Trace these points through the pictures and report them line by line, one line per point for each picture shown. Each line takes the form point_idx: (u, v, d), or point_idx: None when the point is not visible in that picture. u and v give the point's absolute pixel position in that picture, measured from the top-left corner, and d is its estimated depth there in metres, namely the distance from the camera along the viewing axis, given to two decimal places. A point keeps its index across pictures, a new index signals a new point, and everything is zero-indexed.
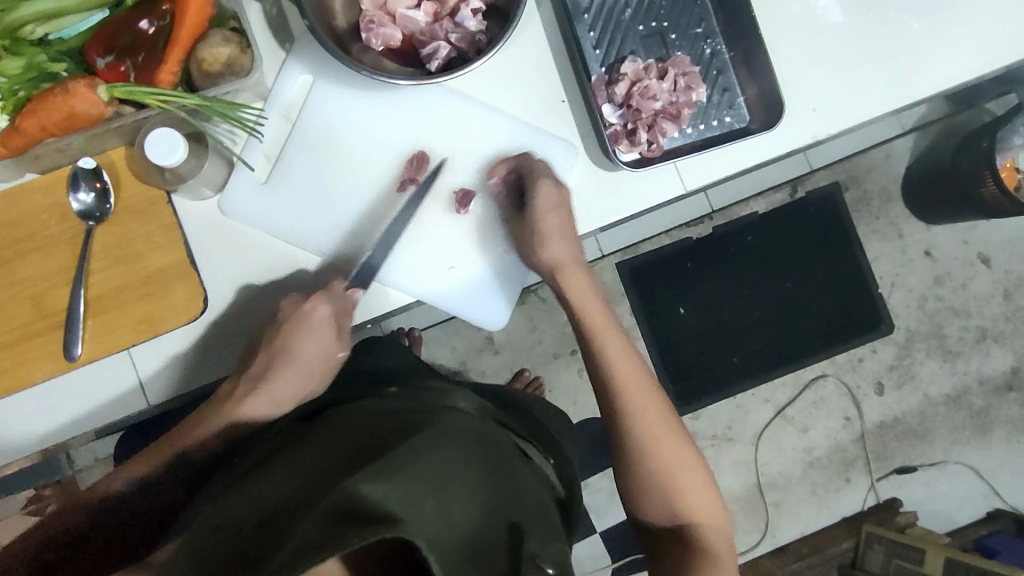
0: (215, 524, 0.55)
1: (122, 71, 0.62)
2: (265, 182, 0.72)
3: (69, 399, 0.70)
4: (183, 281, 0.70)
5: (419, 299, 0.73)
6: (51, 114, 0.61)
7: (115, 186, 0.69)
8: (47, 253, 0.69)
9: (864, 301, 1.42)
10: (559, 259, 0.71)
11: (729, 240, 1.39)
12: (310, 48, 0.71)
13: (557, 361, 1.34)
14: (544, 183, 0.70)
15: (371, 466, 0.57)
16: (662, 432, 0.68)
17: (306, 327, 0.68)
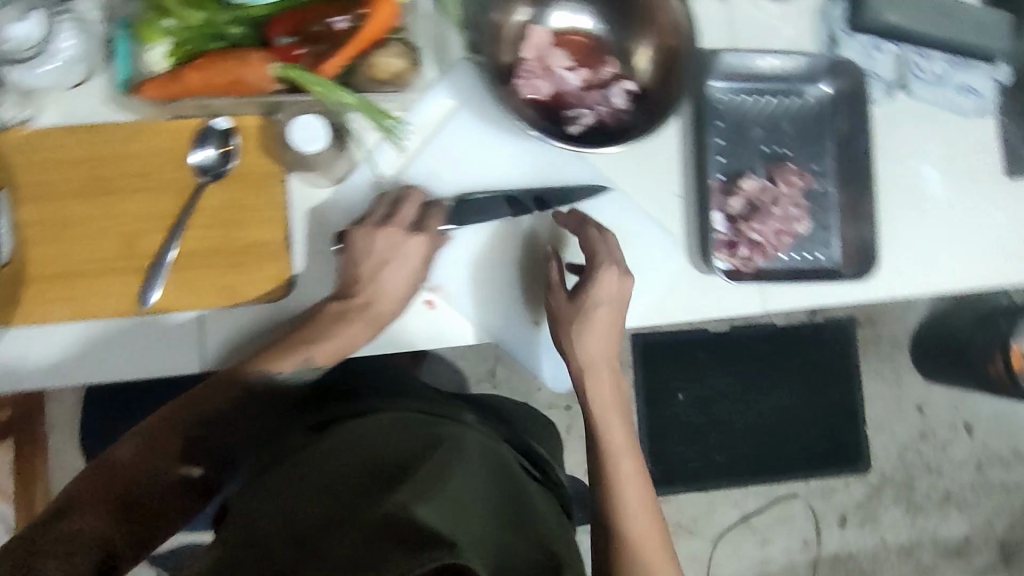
0: (251, 535, 0.55)
1: (297, 54, 0.63)
2: (381, 189, 0.72)
3: (122, 343, 0.68)
4: (274, 260, 0.70)
5: (496, 341, 0.75)
6: (218, 76, 0.61)
7: (239, 151, 0.69)
8: (151, 195, 0.68)
9: (850, 436, 1.46)
10: (595, 354, 0.72)
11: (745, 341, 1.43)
12: (463, 80, 0.74)
13: (551, 412, 1.36)
14: (609, 271, 0.70)
15: (407, 488, 0.57)
16: (654, 558, 0.67)
17: (400, 259, 0.68)
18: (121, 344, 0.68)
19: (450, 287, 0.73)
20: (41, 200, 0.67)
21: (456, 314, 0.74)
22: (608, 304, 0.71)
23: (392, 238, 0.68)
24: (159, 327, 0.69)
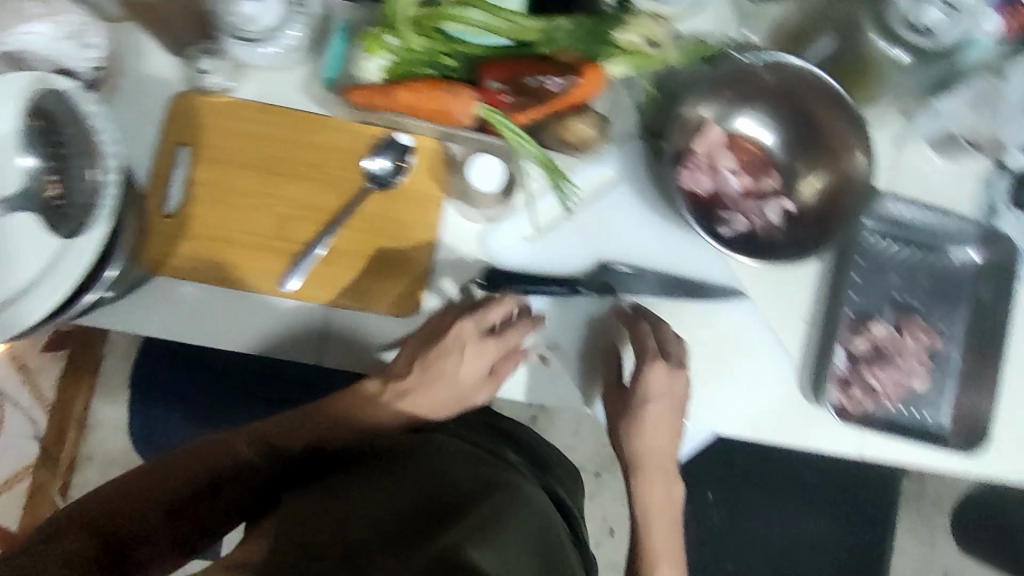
0: (298, 544, 0.51)
1: (500, 99, 0.64)
2: (528, 240, 0.73)
3: (251, 316, 0.70)
4: (414, 279, 0.71)
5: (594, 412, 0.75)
6: (427, 104, 0.62)
7: (410, 169, 0.71)
8: (315, 187, 0.70)
9: None
10: (651, 452, 0.72)
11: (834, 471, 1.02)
12: (630, 157, 0.75)
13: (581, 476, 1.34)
14: (659, 367, 0.69)
15: (464, 518, 0.52)
16: None
17: (495, 339, 0.69)
18: (250, 317, 0.70)
19: (566, 348, 0.73)
20: (215, 164, 0.70)
21: (566, 377, 0.73)
22: (658, 401, 0.70)
23: (468, 335, 0.69)
24: (288, 310, 0.70)
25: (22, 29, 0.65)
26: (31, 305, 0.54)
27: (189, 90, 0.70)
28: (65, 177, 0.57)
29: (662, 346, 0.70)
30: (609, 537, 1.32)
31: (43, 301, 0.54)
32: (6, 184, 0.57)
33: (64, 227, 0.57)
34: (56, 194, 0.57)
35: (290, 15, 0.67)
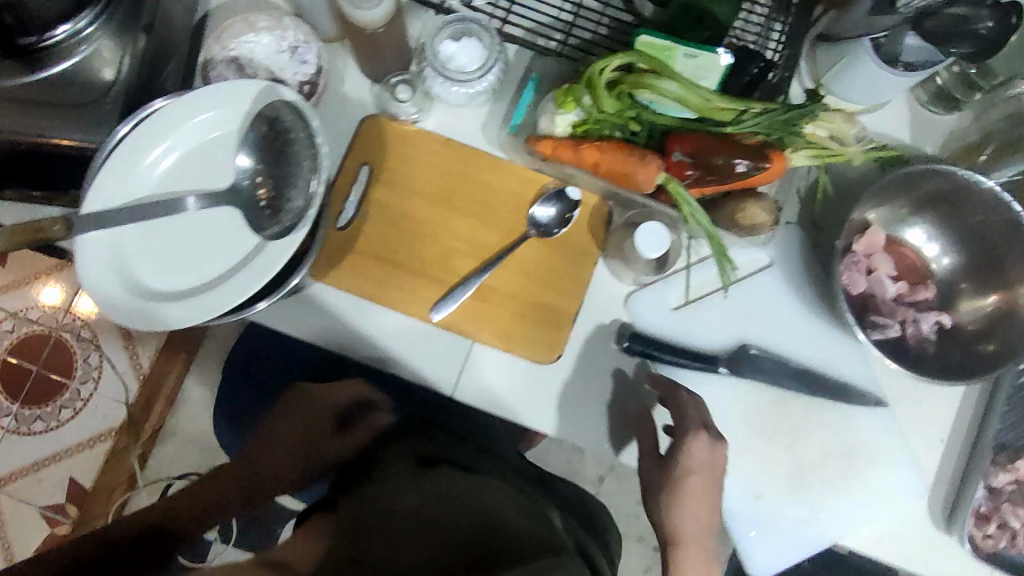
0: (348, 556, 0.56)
1: (684, 173, 0.65)
2: (673, 309, 0.73)
3: (396, 337, 0.72)
4: (558, 328, 0.72)
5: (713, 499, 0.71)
6: (614, 165, 0.64)
7: (573, 222, 0.73)
8: (481, 224, 0.73)
9: None
10: (695, 530, 0.67)
11: None
12: (788, 244, 0.73)
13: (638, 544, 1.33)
14: (699, 440, 0.65)
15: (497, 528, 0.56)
16: None
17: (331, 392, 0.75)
18: (396, 338, 0.72)
19: (695, 427, 0.71)
20: (390, 186, 0.73)
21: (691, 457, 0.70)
22: (699, 476, 0.65)
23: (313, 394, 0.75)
24: (433, 337, 0.72)
25: (248, 37, 0.72)
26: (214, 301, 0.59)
27: (379, 113, 0.75)
28: (272, 183, 0.61)
29: (700, 421, 0.66)
30: None
31: (225, 298, 0.59)
32: (223, 176, 0.62)
33: (259, 226, 0.61)
34: (264, 194, 0.61)
35: (493, 63, 0.69)
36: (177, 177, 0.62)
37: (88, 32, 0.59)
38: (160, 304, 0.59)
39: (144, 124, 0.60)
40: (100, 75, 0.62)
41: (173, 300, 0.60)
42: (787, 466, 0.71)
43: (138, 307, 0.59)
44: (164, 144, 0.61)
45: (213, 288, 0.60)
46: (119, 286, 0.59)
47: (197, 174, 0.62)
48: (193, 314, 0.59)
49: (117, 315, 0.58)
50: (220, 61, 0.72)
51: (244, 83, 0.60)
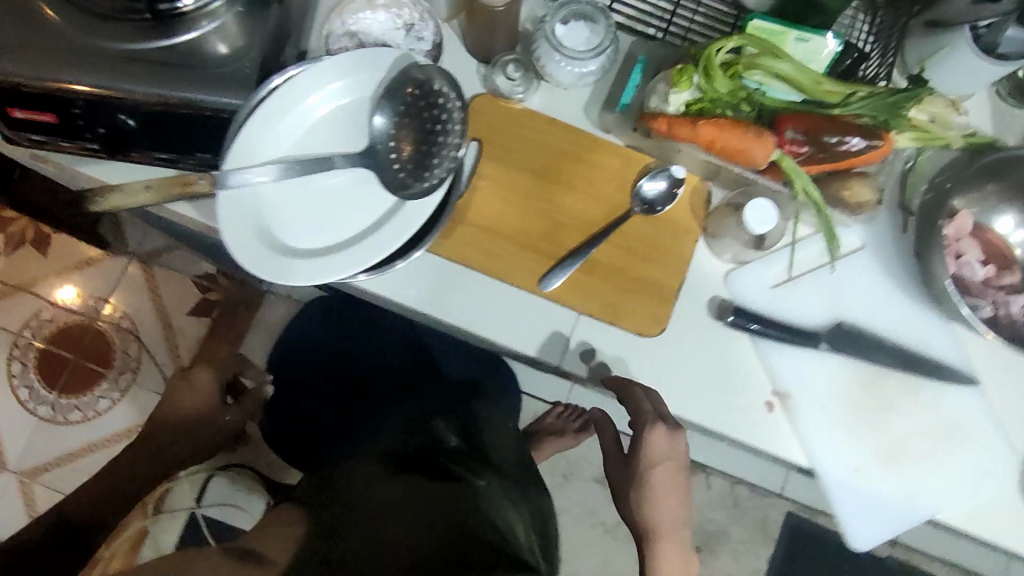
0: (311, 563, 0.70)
1: (797, 151, 0.67)
2: (771, 287, 0.75)
3: (502, 308, 0.73)
4: (661, 303, 0.73)
5: (813, 472, 0.73)
6: (732, 141, 0.66)
7: (678, 200, 0.75)
8: (587, 200, 0.75)
9: None
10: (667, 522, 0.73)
11: (820, 532, 1.47)
12: (883, 227, 0.76)
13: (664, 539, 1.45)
14: (658, 429, 0.70)
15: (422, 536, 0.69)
16: None
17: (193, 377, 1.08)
18: (502, 308, 0.73)
19: (795, 400, 0.73)
20: (498, 163, 0.75)
21: (790, 428, 0.73)
22: (661, 459, 0.71)
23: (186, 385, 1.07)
24: (539, 309, 0.73)
25: (366, 14, 0.74)
26: (347, 260, 0.61)
27: (488, 92, 0.77)
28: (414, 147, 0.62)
29: (655, 409, 0.70)
30: None
31: (359, 259, 0.62)
32: (358, 141, 0.64)
33: (398, 188, 0.63)
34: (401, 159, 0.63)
35: (605, 49, 0.71)
36: (312, 138, 0.64)
37: (216, 6, 0.65)
38: (294, 259, 0.61)
39: (287, 84, 0.62)
40: (213, 48, 0.66)
41: (307, 256, 0.62)
42: (884, 438, 0.73)
43: (274, 261, 0.61)
44: (304, 104, 0.63)
45: (346, 247, 0.62)
46: (253, 239, 0.61)
47: (333, 136, 0.64)
48: (326, 271, 0.61)
49: (250, 265, 0.60)
50: (339, 35, 0.74)
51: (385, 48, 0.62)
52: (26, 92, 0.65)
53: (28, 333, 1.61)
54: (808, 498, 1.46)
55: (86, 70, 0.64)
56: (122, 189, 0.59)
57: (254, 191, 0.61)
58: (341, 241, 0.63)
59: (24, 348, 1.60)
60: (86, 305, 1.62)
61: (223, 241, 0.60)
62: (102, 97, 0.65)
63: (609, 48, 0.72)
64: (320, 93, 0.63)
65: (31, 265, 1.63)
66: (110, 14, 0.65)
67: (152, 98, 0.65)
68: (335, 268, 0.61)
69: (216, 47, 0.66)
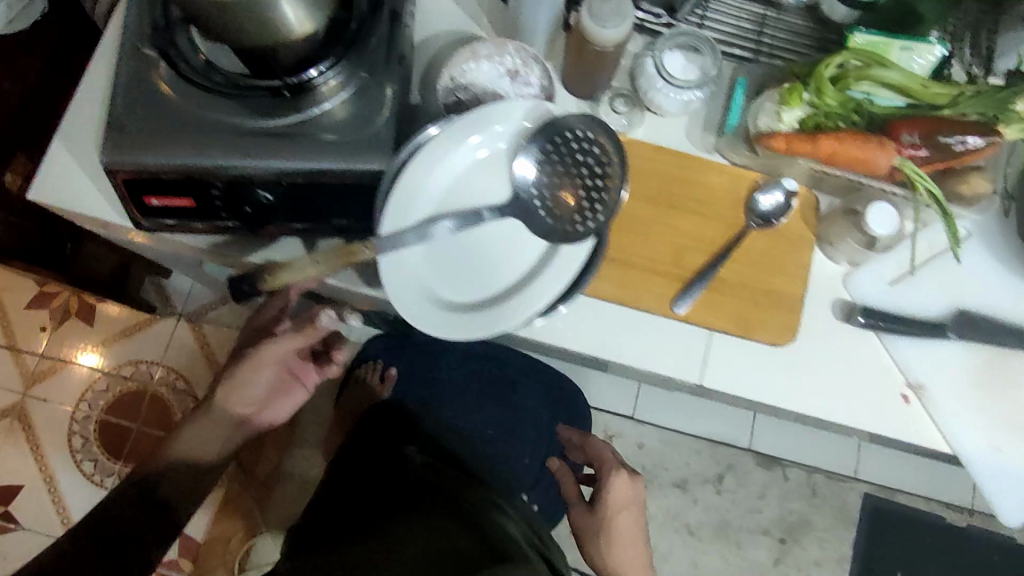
0: None
1: (914, 153, 0.70)
2: (890, 284, 0.78)
3: (640, 335, 0.75)
4: (789, 312, 0.76)
5: (956, 455, 0.75)
6: (854, 152, 0.69)
7: (792, 211, 0.78)
8: (704, 221, 0.77)
9: None
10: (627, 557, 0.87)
11: (897, 509, 1.50)
12: (989, 214, 0.78)
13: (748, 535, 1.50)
14: (621, 477, 0.88)
15: None
16: None
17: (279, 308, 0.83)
18: (639, 335, 0.75)
19: (930, 389, 0.75)
20: None
21: (929, 416, 0.75)
22: (622, 504, 0.88)
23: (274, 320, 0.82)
24: (675, 332, 0.75)
25: (472, 65, 0.75)
26: (496, 321, 0.63)
27: None
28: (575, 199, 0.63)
29: (615, 466, 0.91)
30: None
31: (515, 318, 0.63)
32: (501, 193, 0.65)
33: (553, 235, 0.63)
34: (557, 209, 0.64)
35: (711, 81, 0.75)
36: (461, 189, 0.65)
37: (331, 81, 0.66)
38: (452, 317, 0.63)
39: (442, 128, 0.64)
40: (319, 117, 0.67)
41: (463, 312, 0.63)
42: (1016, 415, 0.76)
43: (433, 318, 0.62)
44: (463, 144, 0.65)
45: (500, 303, 0.64)
46: (418, 297, 0.62)
47: (481, 188, 0.65)
48: (479, 331, 0.63)
49: (413, 321, 0.62)
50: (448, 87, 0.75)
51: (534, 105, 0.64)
52: (163, 179, 0.66)
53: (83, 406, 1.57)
54: (880, 476, 1.50)
55: (223, 152, 0.65)
56: (290, 266, 0.62)
57: (411, 253, 0.63)
58: (494, 298, 0.64)
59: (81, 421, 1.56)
60: (137, 371, 1.58)
61: (386, 300, 0.61)
62: (239, 178, 0.66)
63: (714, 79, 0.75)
64: (475, 135, 0.64)
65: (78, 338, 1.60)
66: (232, 89, 0.66)
67: (290, 173, 0.66)
68: (489, 327, 0.63)
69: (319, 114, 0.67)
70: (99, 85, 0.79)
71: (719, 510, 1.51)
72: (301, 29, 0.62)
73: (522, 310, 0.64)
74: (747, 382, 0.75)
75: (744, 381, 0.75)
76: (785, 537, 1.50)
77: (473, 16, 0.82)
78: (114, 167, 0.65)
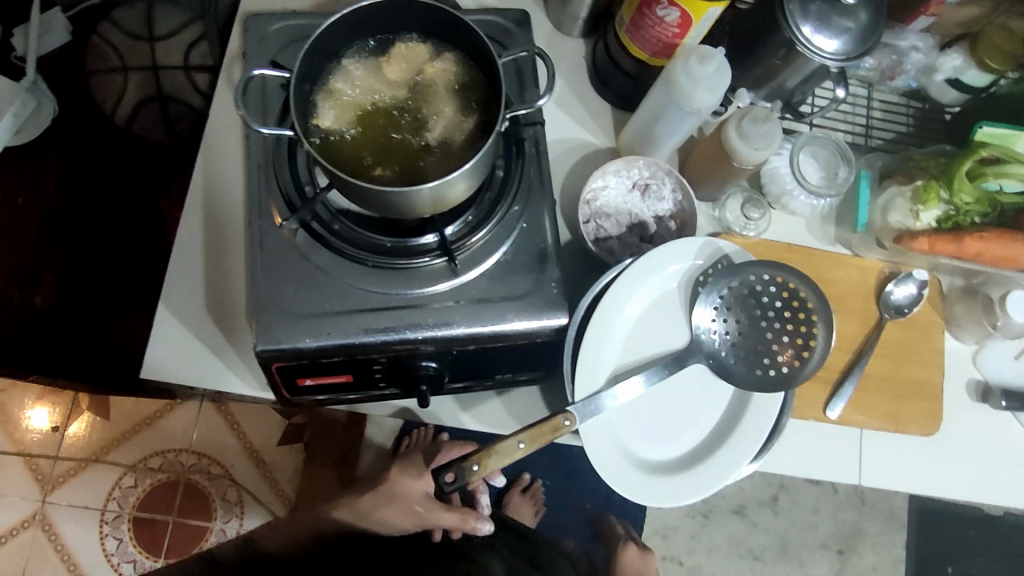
0: None
1: None
2: (1016, 359, 0.80)
3: (796, 443, 0.75)
4: (931, 401, 0.77)
5: None
6: (1002, 250, 0.72)
7: (923, 300, 0.78)
8: (842, 319, 0.77)
9: None
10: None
11: (941, 506, 1.57)
12: None
13: (810, 551, 1.53)
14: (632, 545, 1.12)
15: None
16: None
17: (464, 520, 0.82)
18: (796, 443, 0.75)
19: None
20: None
21: None
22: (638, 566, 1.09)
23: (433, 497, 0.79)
24: (826, 433, 0.76)
25: (603, 185, 0.72)
26: (688, 486, 0.61)
27: (720, 231, 0.77)
28: (781, 340, 0.63)
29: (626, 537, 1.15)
30: None
31: (707, 485, 0.61)
32: (681, 338, 0.64)
33: (748, 385, 0.63)
34: (754, 358, 0.63)
35: (844, 186, 0.74)
36: (641, 336, 0.64)
37: (485, 233, 0.63)
38: (645, 479, 0.61)
39: (628, 271, 0.63)
40: (469, 272, 0.63)
41: (656, 476, 0.61)
42: None
43: (628, 474, 0.60)
44: (646, 286, 0.64)
45: (692, 467, 0.62)
46: (615, 452, 0.61)
47: (659, 336, 0.64)
48: (671, 498, 0.60)
49: (608, 476, 0.60)
50: (585, 214, 0.71)
51: (705, 240, 0.64)
52: (323, 362, 0.62)
53: (111, 507, 1.36)
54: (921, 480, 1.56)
55: (384, 326, 0.61)
56: (496, 452, 0.59)
57: (609, 412, 0.62)
58: (687, 459, 0.63)
59: (112, 524, 1.35)
60: (166, 460, 1.38)
61: (582, 447, 0.61)
62: (404, 351, 0.62)
63: (845, 186, 0.75)
64: (666, 273, 0.64)
65: (91, 431, 1.38)
66: (387, 256, 0.62)
67: (459, 340, 0.62)
68: (681, 494, 0.60)
69: (470, 272, 0.63)
70: (195, 232, 0.72)
71: (779, 531, 1.53)
72: (457, 198, 0.57)
73: (716, 472, 0.62)
74: (896, 471, 0.77)
75: (896, 472, 0.77)
76: (853, 554, 1.52)
77: (582, 124, 0.78)
78: (271, 358, 0.60)
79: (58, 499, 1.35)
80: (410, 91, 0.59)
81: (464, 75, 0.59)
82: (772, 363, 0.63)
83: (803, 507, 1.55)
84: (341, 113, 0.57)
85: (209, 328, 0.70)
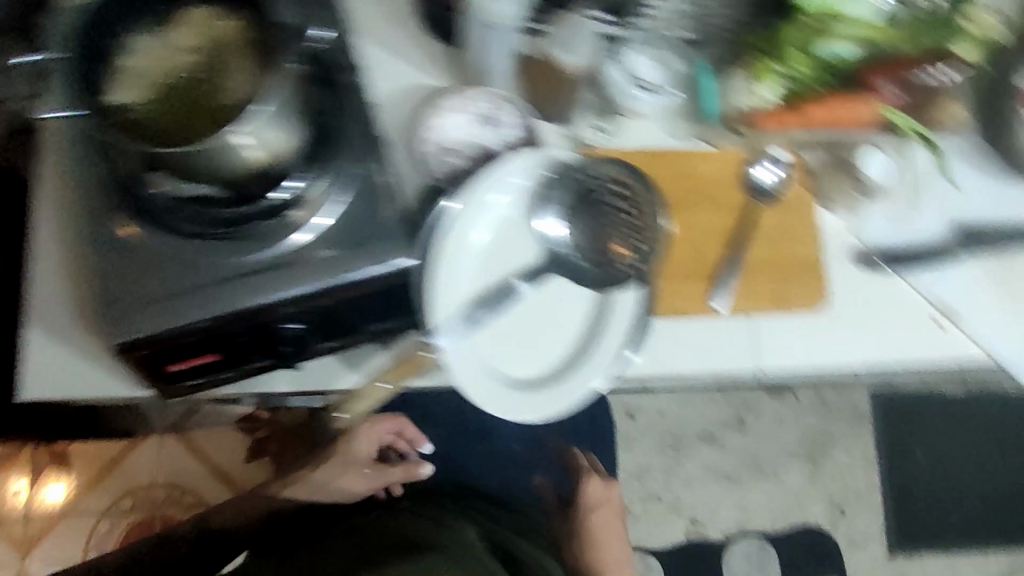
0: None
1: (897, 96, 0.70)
2: (897, 221, 0.79)
3: (690, 341, 0.76)
4: (811, 276, 0.78)
5: (997, 359, 0.78)
6: (844, 113, 0.71)
7: (789, 180, 0.79)
8: (711, 212, 0.79)
9: (934, 486, 1.57)
10: (609, 514, 1.20)
11: (906, 398, 1.56)
12: (969, 136, 0.78)
13: (781, 463, 1.54)
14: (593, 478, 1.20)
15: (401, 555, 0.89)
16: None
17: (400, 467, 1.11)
18: (691, 340, 0.76)
19: (958, 310, 0.78)
20: None
21: (961, 331, 0.78)
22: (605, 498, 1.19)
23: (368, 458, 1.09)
24: (718, 326, 0.76)
25: (443, 120, 0.72)
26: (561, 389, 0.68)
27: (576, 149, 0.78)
28: (625, 235, 0.68)
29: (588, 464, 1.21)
30: (841, 513, 1.55)
31: (575, 388, 0.69)
32: (531, 250, 0.68)
33: (599, 284, 0.69)
34: (603, 254, 0.68)
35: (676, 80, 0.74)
36: (496, 257, 0.67)
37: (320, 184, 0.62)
38: (520, 394, 0.66)
39: (466, 201, 0.64)
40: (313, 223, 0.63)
41: (530, 387, 0.67)
42: None
43: (506, 397, 0.64)
44: (489, 207, 0.65)
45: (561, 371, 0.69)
46: (485, 378, 0.64)
47: (512, 253, 0.68)
48: (547, 403, 0.67)
49: (483, 403, 0.63)
50: (432, 154, 0.72)
51: (533, 153, 0.65)
52: (184, 342, 0.62)
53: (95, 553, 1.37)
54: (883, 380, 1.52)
55: (235, 295, 0.61)
56: None
57: (471, 341, 0.65)
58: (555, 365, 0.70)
59: None
60: (137, 500, 1.37)
61: (452, 382, 0.63)
62: (262, 316, 0.62)
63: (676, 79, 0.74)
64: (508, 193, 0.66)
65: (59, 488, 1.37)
66: (230, 226, 0.61)
67: (314, 296, 0.62)
68: (555, 403, 0.67)
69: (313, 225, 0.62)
70: (47, 245, 0.70)
71: (748, 449, 1.54)
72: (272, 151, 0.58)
73: (582, 370, 0.69)
74: (793, 352, 0.77)
75: (791, 353, 0.77)
76: (824, 458, 1.54)
77: (421, 67, 0.77)
78: (128, 346, 0.61)
79: (42, 556, 1.36)
80: (204, 54, 0.59)
81: (253, 31, 0.59)
82: (619, 259, 0.68)
83: (769, 423, 1.54)
84: (136, 88, 0.57)
85: (86, 339, 0.70)
